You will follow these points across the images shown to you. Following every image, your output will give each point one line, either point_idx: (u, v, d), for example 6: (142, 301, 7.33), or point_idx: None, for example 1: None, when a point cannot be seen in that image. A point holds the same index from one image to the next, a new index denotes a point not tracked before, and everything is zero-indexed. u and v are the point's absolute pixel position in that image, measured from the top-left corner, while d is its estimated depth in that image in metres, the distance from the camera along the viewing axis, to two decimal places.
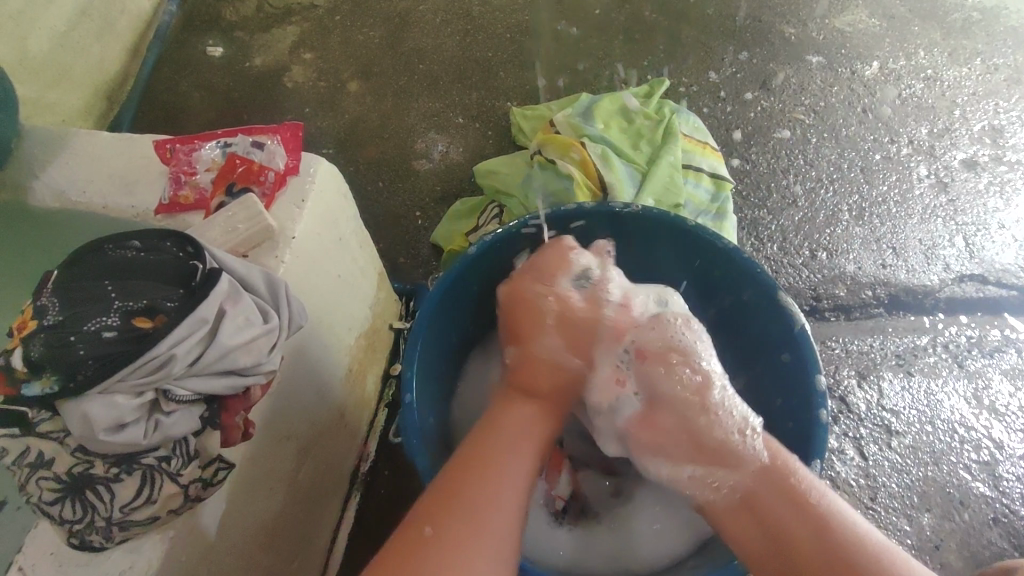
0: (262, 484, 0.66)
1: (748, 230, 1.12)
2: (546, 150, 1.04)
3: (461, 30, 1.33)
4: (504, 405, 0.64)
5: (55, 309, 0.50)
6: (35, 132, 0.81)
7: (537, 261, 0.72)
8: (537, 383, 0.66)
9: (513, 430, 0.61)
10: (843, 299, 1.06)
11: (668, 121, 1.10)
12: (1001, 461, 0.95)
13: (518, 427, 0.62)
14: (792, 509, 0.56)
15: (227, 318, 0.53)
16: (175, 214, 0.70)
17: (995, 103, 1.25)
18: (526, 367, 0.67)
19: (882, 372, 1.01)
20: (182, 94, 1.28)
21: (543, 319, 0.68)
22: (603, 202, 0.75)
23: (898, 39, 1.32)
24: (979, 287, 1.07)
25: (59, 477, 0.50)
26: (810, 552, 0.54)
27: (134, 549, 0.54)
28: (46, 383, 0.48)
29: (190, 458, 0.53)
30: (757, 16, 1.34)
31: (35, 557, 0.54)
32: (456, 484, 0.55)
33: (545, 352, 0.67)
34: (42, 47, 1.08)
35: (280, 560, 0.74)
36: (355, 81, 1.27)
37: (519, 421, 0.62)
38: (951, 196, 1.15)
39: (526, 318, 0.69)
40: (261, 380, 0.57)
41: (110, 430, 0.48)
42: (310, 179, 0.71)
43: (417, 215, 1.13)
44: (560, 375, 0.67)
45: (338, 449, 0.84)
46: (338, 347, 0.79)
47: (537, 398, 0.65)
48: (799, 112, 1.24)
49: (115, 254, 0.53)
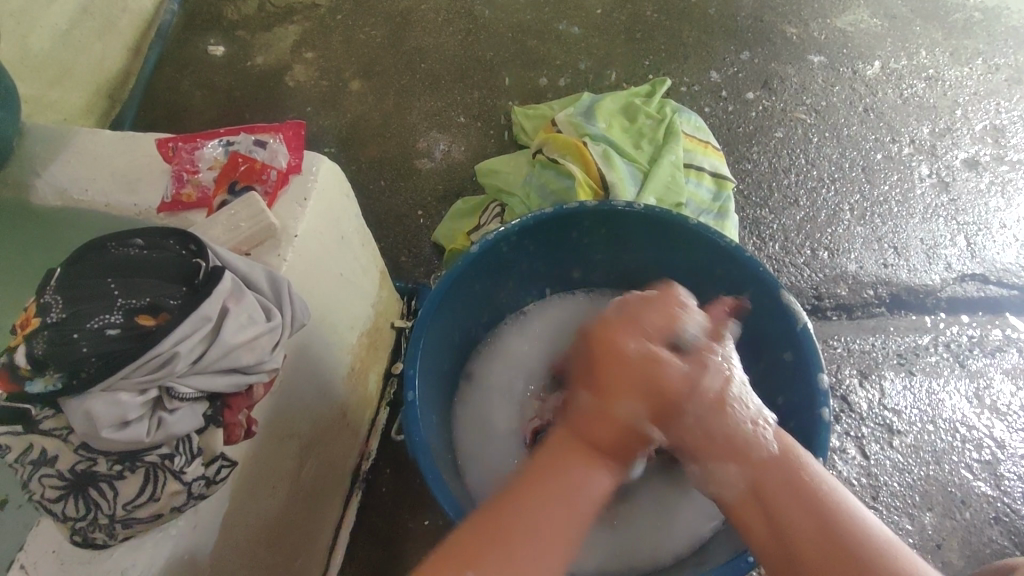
0: (264, 482, 0.66)
1: (750, 229, 1.12)
2: (547, 149, 1.04)
3: (462, 30, 1.33)
4: (567, 458, 0.56)
5: (58, 307, 0.50)
6: (37, 130, 0.81)
7: (636, 306, 0.63)
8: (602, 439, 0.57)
9: (576, 491, 0.54)
10: (845, 299, 1.06)
11: (669, 121, 1.10)
12: (1002, 460, 0.95)
13: (585, 491, 0.54)
14: (802, 504, 0.52)
15: (229, 316, 0.53)
16: (177, 212, 0.70)
17: (996, 103, 1.25)
18: (598, 419, 0.58)
19: (883, 372, 1.01)
20: (183, 93, 1.28)
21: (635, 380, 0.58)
22: (605, 200, 0.75)
23: (900, 38, 1.32)
24: (980, 286, 1.07)
25: (61, 475, 0.50)
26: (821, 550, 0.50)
27: (136, 547, 0.54)
28: (50, 380, 0.48)
29: (192, 456, 0.53)
30: (759, 16, 1.34)
31: (37, 555, 0.54)
32: (508, 521, 0.50)
33: (625, 414, 0.58)
34: (44, 45, 1.08)
35: (282, 558, 0.74)
36: (357, 81, 1.27)
37: (585, 487, 0.55)
38: (952, 196, 1.15)
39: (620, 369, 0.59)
40: (263, 378, 0.57)
41: (112, 428, 0.48)
42: (312, 178, 0.71)
43: (418, 214, 1.13)
44: (631, 433, 0.58)
45: (339, 448, 0.84)
46: (340, 345, 0.79)
47: (597, 453, 0.57)
48: (800, 111, 1.24)
49: (117, 252, 0.53)
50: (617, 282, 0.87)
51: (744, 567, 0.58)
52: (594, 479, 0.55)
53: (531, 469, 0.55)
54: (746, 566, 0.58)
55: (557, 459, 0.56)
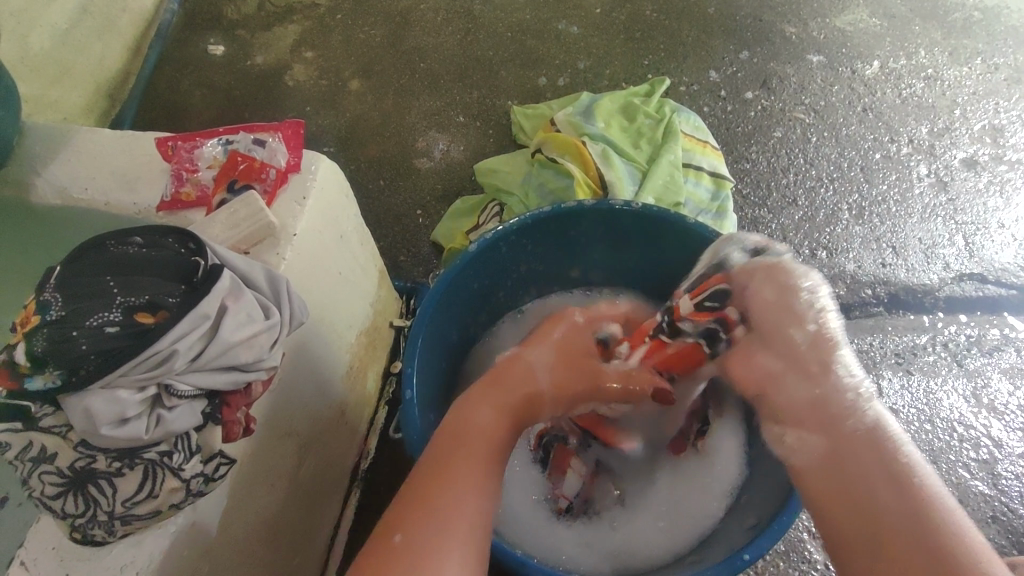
0: (263, 479, 0.66)
1: (748, 228, 1.12)
2: (546, 148, 1.05)
3: (462, 29, 1.34)
4: (473, 400, 0.60)
5: (57, 304, 0.50)
6: (37, 129, 0.81)
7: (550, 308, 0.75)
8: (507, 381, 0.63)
9: (468, 427, 0.57)
10: (843, 298, 1.06)
11: (668, 120, 1.10)
12: (1000, 459, 0.95)
13: (475, 422, 0.57)
14: (886, 482, 0.49)
15: (228, 314, 0.53)
16: (177, 211, 0.70)
17: (995, 103, 1.25)
18: (510, 364, 0.66)
19: (881, 371, 1.01)
20: (184, 93, 1.28)
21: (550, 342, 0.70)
22: (603, 198, 0.75)
23: (899, 38, 1.32)
24: (978, 286, 1.07)
25: (61, 472, 0.50)
26: (901, 534, 0.46)
27: (135, 543, 0.54)
28: (49, 377, 0.49)
29: (191, 453, 0.53)
30: (758, 16, 1.34)
31: (36, 552, 0.54)
32: (427, 481, 0.51)
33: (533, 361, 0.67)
34: (44, 45, 1.08)
35: (280, 556, 0.74)
36: (356, 80, 1.27)
37: (473, 418, 0.58)
38: (950, 195, 1.16)
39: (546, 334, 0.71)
40: (262, 376, 0.57)
41: (112, 425, 0.49)
42: (311, 176, 0.71)
43: (417, 213, 1.13)
44: (526, 374, 0.65)
45: (338, 446, 0.84)
46: (339, 344, 0.79)
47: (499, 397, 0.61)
48: (799, 111, 1.24)
49: (116, 250, 0.53)
50: (615, 281, 0.88)
51: (740, 565, 0.59)
52: (485, 414, 0.59)
53: (444, 425, 0.57)
54: (741, 565, 0.59)
55: (459, 400, 0.61)
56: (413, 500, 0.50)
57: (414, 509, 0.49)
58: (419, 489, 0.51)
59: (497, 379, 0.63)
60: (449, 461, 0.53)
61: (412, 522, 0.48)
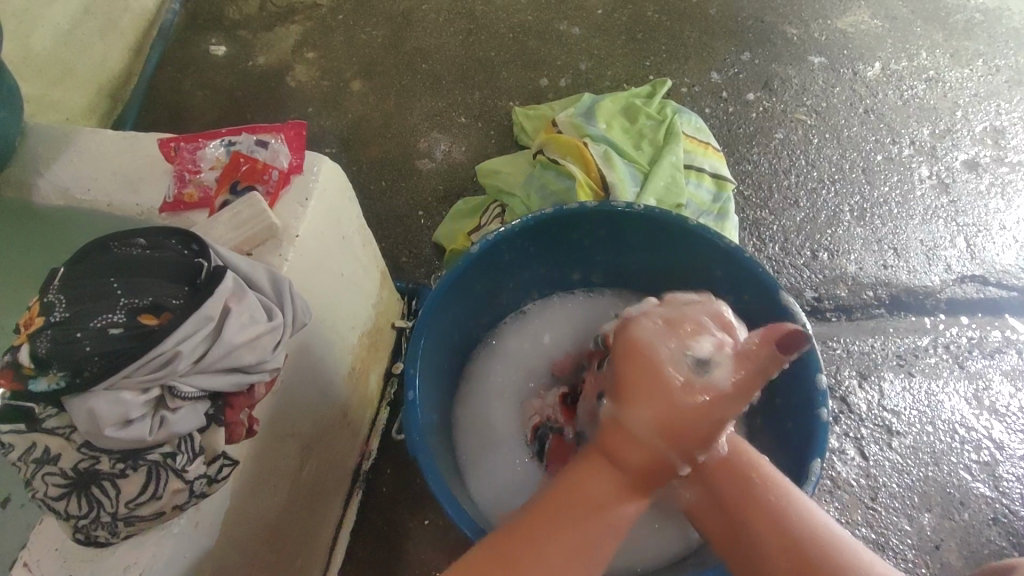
0: (265, 481, 0.66)
1: (750, 230, 1.12)
2: (549, 149, 1.05)
3: (464, 30, 1.34)
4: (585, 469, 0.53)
5: (62, 306, 0.50)
6: (39, 130, 0.81)
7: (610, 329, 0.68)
8: (624, 455, 0.52)
9: (587, 497, 0.52)
10: (844, 299, 1.06)
11: (671, 121, 1.10)
12: (1001, 461, 0.95)
13: (587, 493, 0.52)
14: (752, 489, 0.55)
15: (232, 316, 0.53)
16: (179, 212, 0.71)
17: (997, 104, 1.25)
18: (613, 431, 0.52)
19: (883, 373, 1.01)
20: (186, 92, 1.28)
21: (661, 383, 0.50)
22: (605, 200, 0.75)
23: (900, 39, 1.32)
24: (980, 287, 1.07)
25: (65, 473, 0.51)
26: (769, 535, 0.52)
27: (137, 545, 0.54)
28: (54, 378, 0.49)
29: (194, 455, 0.53)
30: (760, 17, 1.35)
31: (41, 553, 0.54)
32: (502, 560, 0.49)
33: (638, 426, 0.51)
34: (46, 45, 1.09)
35: (283, 557, 0.74)
36: (358, 81, 1.28)
37: (590, 491, 0.52)
38: (952, 197, 1.16)
39: (638, 368, 0.51)
40: (265, 378, 0.57)
41: (115, 426, 0.49)
42: (314, 178, 0.71)
43: (419, 214, 1.13)
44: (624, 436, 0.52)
45: (340, 447, 0.84)
46: (341, 344, 0.79)
47: (618, 472, 0.53)
48: (801, 112, 1.24)
49: (121, 252, 0.53)
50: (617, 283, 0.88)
51: None
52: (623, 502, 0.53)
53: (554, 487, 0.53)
54: None
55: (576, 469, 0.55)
56: (493, 561, 0.49)
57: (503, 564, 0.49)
58: (511, 545, 0.50)
59: (611, 451, 0.53)
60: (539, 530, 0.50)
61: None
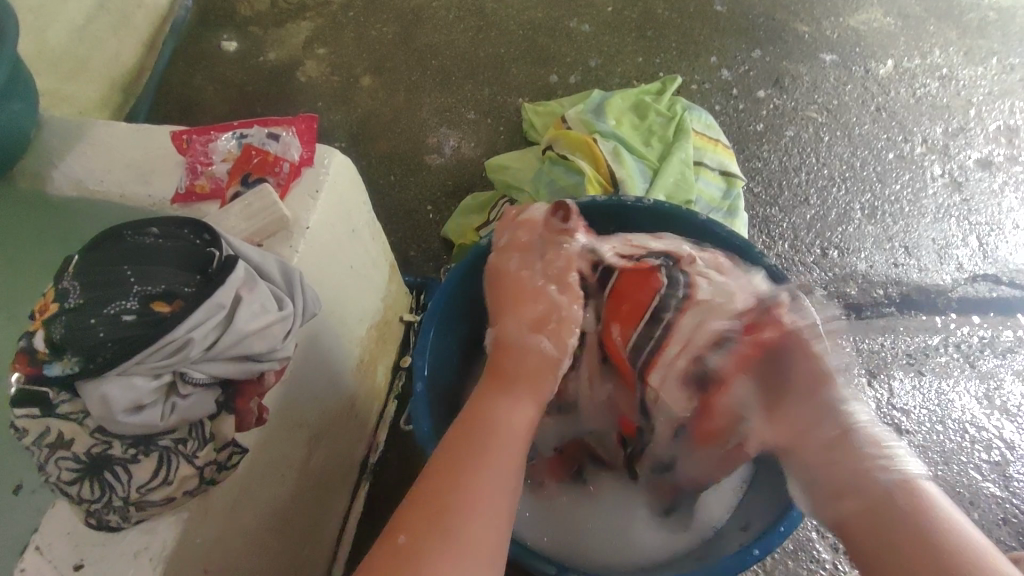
0: (274, 470, 0.67)
1: (759, 227, 1.12)
2: (558, 145, 1.05)
3: (474, 26, 1.34)
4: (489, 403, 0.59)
5: (77, 292, 0.51)
6: (53, 123, 0.82)
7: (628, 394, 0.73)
8: (513, 367, 0.63)
9: (490, 429, 0.56)
10: (855, 298, 1.06)
11: (680, 118, 1.10)
12: (1012, 461, 0.95)
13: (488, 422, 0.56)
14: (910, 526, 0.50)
15: (243, 304, 0.54)
16: (192, 203, 0.71)
17: (1011, 103, 1.24)
18: (503, 357, 0.64)
19: (893, 372, 1.01)
20: (196, 87, 1.29)
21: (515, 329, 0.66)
22: (615, 196, 0.75)
23: (913, 37, 1.31)
24: (992, 287, 1.07)
25: (77, 458, 0.51)
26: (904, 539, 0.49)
27: (149, 530, 0.55)
28: (68, 363, 0.49)
29: (204, 441, 0.54)
30: (770, 14, 1.34)
31: (52, 537, 0.55)
32: (429, 493, 0.50)
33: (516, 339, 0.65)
34: (60, 39, 1.09)
35: (290, 547, 0.74)
36: (368, 76, 1.28)
37: (488, 413, 0.58)
38: (965, 196, 1.15)
39: (507, 291, 0.69)
40: (275, 366, 0.57)
41: (129, 411, 0.50)
42: (324, 171, 0.72)
43: (428, 210, 1.14)
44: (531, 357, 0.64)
45: (348, 438, 0.85)
46: (349, 337, 0.80)
47: (512, 386, 0.61)
48: (811, 110, 1.23)
49: (134, 240, 0.53)
50: None
51: (749, 559, 0.59)
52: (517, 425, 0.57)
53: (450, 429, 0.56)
54: (751, 559, 0.59)
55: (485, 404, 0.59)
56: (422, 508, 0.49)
57: (423, 517, 0.48)
58: (428, 488, 0.50)
59: (502, 369, 0.63)
60: (447, 472, 0.51)
61: (421, 525, 0.48)
